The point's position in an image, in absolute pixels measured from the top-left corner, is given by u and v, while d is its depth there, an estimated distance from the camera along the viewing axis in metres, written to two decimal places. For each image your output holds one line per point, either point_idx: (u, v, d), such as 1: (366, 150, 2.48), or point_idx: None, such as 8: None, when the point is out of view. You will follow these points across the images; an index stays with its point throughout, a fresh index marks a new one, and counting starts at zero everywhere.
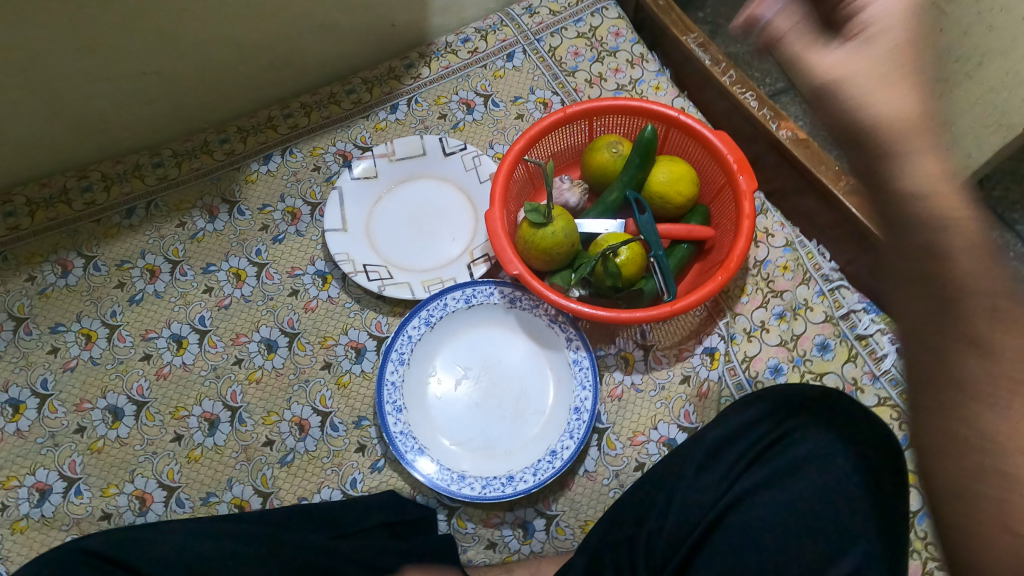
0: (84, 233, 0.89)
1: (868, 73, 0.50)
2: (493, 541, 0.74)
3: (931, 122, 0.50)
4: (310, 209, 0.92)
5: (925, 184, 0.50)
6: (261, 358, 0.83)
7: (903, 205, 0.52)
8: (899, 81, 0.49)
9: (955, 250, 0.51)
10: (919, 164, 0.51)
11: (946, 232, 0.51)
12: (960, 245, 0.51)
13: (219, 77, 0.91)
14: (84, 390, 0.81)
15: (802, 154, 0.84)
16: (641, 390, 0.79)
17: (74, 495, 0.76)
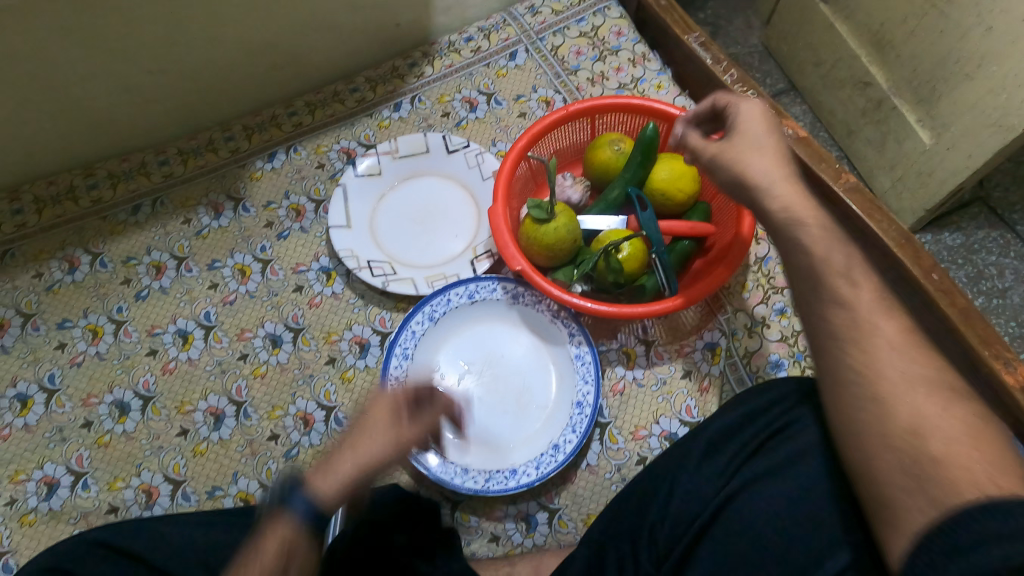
0: (91, 229, 0.90)
1: (744, 147, 0.60)
2: (496, 534, 0.75)
3: (787, 169, 0.59)
4: (314, 206, 0.92)
5: (783, 207, 0.57)
6: (266, 353, 0.84)
7: (770, 219, 0.58)
8: (761, 137, 0.60)
9: (814, 248, 0.54)
10: (774, 193, 0.57)
11: (798, 232, 0.55)
12: (817, 241, 0.54)
13: (225, 75, 0.92)
14: (90, 385, 0.81)
15: (803, 152, 0.86)
16: (643, 385, 0.80)
17: (81, 489, 0.77)
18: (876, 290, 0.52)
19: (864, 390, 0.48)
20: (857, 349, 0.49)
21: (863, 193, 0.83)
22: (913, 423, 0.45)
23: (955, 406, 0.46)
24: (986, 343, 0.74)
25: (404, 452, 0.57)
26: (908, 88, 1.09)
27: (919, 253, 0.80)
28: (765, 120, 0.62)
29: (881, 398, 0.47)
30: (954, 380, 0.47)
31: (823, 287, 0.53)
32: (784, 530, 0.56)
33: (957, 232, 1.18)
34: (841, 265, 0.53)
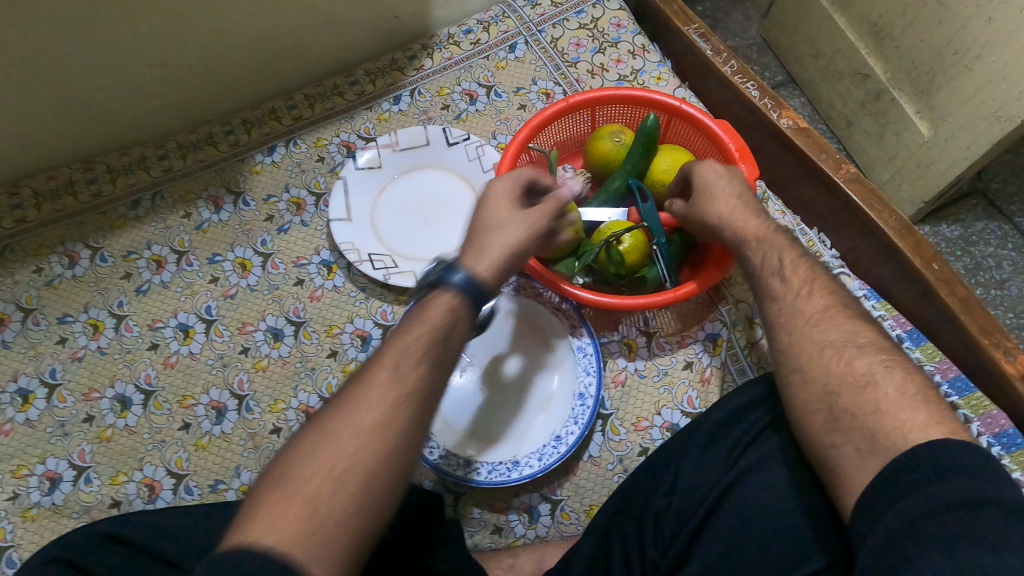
0: (91, 224, 0.90)
1: (704, 191, 0.71)
2: (499, 526, 0.75)
3: (741, 205, 0.69)
4: (314, 200, 0.92)
5: (731, 231, 0.68)
6: (268, 347, 0.84)
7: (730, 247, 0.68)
8: (718, 183, 0.70)
9: (761, 262, 0.64)
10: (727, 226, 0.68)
11: (747, 251, 0.66)
12: (758, 254, 0.65)
13: (224, 67, 0.91)
14: (92, 380, 0.81)
15: (803, 142, 0.86)
16: (644, 376, 0.80)
17: (84, 483, 0.77)
18: (805, 278, 0.61)
19: (793, 364, 0.56)
20: (785, 332, 0.58)
21: (863, 183, 0.83)
22: (828, 383, 0.53)
23: (859, 359, 0.54)
24: (986, 332, 0.76)
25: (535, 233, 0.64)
26: (907, 80, 1.09)
27: (919, 243, 0.79)
28: (722, 168, 0.72)
29: (804, 369, 0.55)
30: (862, 338, 0.55)
31: (763, 287, 0.63)
32: (786, 518, 0.56)
33: (956, 223, 1.18)
34: (776, 266, 0.63)
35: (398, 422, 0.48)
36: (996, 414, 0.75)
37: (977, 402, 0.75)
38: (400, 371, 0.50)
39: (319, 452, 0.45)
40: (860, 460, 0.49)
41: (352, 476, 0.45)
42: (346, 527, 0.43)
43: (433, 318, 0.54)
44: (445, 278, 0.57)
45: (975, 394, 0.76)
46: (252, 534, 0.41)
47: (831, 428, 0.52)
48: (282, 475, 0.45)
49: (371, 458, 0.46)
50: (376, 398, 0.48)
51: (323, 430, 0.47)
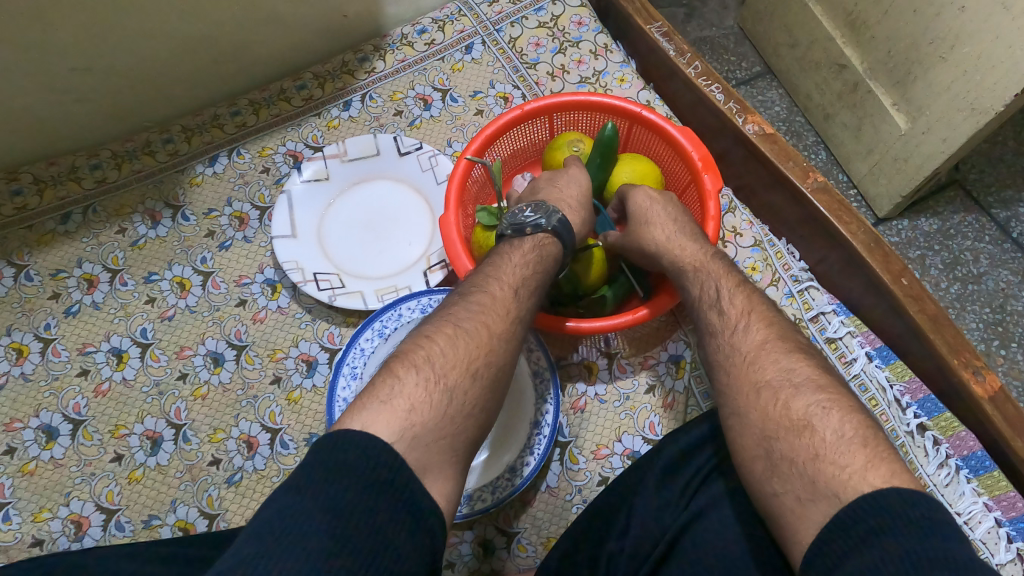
0: (15, 240, 0.84)
1: (637, 221, 0.71)
2: (452, 561, 0.70)
3: (678, 230, 0.69)
4: (258, 214, 0.87)
5: (671, 261, 0.68)
6: (207, 373, 0.79)
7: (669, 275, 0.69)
8: (654, 211, 0.70)
9: (699, 292, 0.65)
10: (666, 257, 0.68)
11: (684, 278, 0.67)
12: (697, 285, 0.66)
13: (156, 68, 0.85)
14: (14, 409, 0.77)
15: (768, 149, 0.83)
16: (605, 401, 0.76)
17: (2, 521, 0.72)
18: (742, 309, 0.61)
19: (730, 408, 0.55)
20: (723, 373, 0.57)
21: (831, 193, 0.80)
22: (764, 427, 0.52)
23: (796, 399, 0.52)
24: (955, 351, 0.73)
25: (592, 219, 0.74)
26: (883, 71, 1.05)
27: (887, 257, 0.76)
28: (654, 195, 0.72)
29: (739, 412, 0.54)
30: (799, 375, 0.53)
31: (703, 321, 0.63)
32: (733, 564, 0.52)
33: (934, 216, 1.15)
34: (712, 297, 0.63)
35: (509, 348, 0.57)
36: (965, 436, 0.73)
37: (945, 423, 0.74)
38: (510, 305, 0.59)
39: (448, 353, 0.52)
40: (802, 508, 0.47)
41: (483, 370, 0.53)
42: (464, 424, 0.50)
43: (541, 260, 0.65)
44: (559, 230, 0.65)
45: (944, 415, 0.74)
46: (393, 413, 0.47)
47: (773, 475, 0.49)
48: (417, 361, 0.51)
49: (488, 371, 0.54)
50: (493, 323, 0.56)
51: (454, 330, 0.54)
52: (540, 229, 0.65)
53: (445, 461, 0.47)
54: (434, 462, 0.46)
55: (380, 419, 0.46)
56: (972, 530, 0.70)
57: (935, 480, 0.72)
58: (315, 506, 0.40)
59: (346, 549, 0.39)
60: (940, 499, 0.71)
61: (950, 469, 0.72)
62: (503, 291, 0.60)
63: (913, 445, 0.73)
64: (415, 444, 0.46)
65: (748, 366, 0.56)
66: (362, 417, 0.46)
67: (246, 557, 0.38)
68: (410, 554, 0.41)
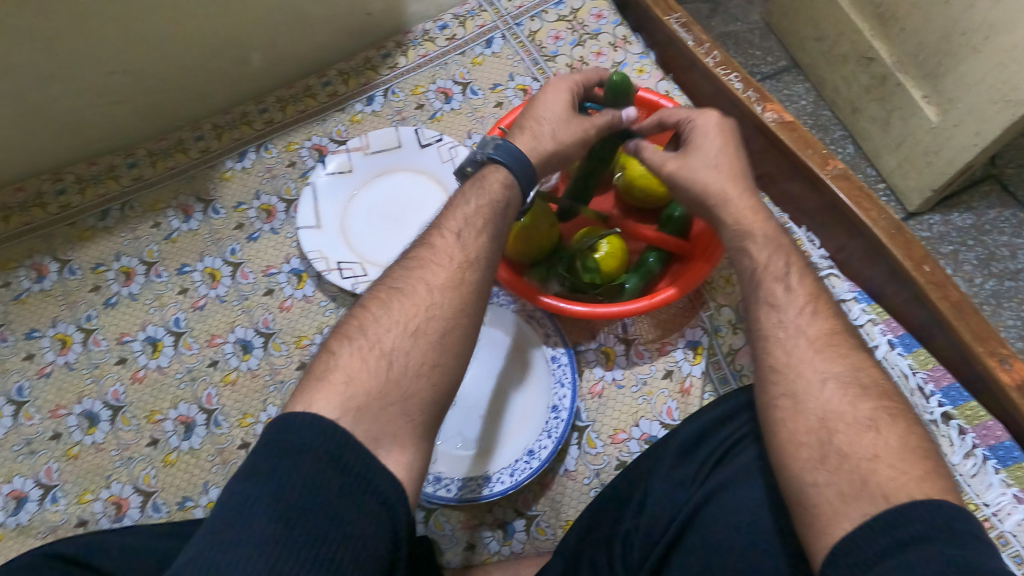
0: (59, 236, 0.88)
1: (704, 161, 0.64)
2: (472, 543, 0.72)
3: (744, 183, 0.64)
4: (285, 206, 0.90)
5: (735, 227, 0.62)
6: (236, 359, 0.82)
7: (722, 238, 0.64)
8: (722, 154, 0.65)
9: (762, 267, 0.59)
10: (730, 215, 0.63)
11: (748, 245, 0.61)
12: (765, 252, 0.60)
13: (191, 72, 0.88)
14: (59, 396, 0.80)
15: (788, 137, 0.82)
16: (622, 386, 0.77)
17: (50, 502, 0.76)
18: (809, 295, 0.57)
19: (782, 387, 0.52)
20: (781, 350, 0.54)
21: (851, 179, 0.79)
22: (824, 416, 0.50)
23: (864, 401, 0.50)
24: (980, 338, 0.71)
25: (585, 139, 0.69)
26: (913, 63, 1.04)
27: (909, 244, 0.75)
28: (712, 131, 0.66)
29: (795, 393, 0.51)
30: (865, 376, 0.52)
31: (765, 291, 0.58)
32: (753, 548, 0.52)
33: (968, 212, 1.13)
34: (780, 271, 0.59)
35: (453, 292, 0.54)
36: (992, 425, 0.71)
37: (970, 412, 0.72)
38: (454, 250, 0.57)
39: (383, 318, 0.52)
40: (842, 505, 0.46)
41: (423, 329, 0.52)
42: (414, 385, 0.49)
43: (489, 202, 0.62)
44: (495, 154, 0.65)
45: (969, 404, 0.73)
46: (331, 389, 0.47)
47: (816, 465, 0.48)
48: (354, 333, 0.51)
49: (432, 325, 0.52)
50: (432, 275, 0.55)
51: (391, 296, 0.54)
52: (483, 163, 0.66)
53: (400, 427, 0.47)
54: (387, 430, 0.46)
55: (321, 398, 0.47)
56: (1001, 522, 0.68)
57: (960, 471, 0.71)
58: (262, 488, 0.41)
59: (298, 529, 0.39)
60: (965, 489, 0.70)
61: (977, 460, 0.70)
62: (443, 240, 0.58)
63: (937, 434, 0.72)
64: (360, 416, 0.46)
65: (815, 351, 0.53)
66: (299, 402, 0.47)
67: (203, 546, 0.39)
68: (365, 527, 0.41)
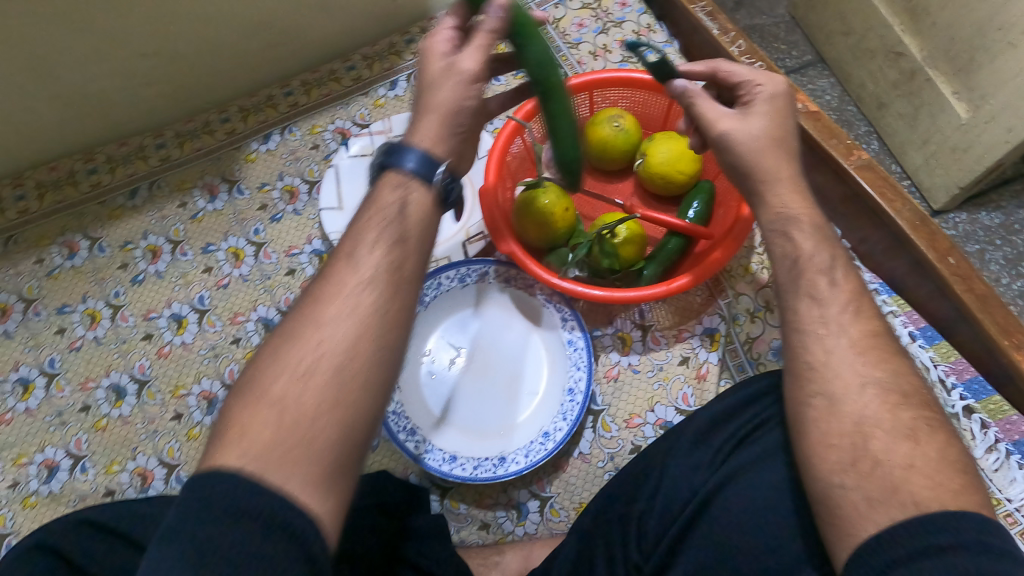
0: (90, 215, 0.90)
1: (773, 130, 0.59)
2: (487, 522, 0.73)
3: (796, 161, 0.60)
4: (308, 187, 0.91)
5: (777, 210, 0.58)
6: (258, 337, 0.83)
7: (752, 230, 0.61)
8: (786, 127, 0.60)
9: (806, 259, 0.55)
10: (779, 191, 0.58)
11: (794, 231, 0.57)
12: (811, 240, 0.56)
13: (220, 55, 0.89)
14: (88, 369, 0.83)
15: (812, 127, 0.81)
16: (639, 371, 0.77)
17: (80, 472, 0.78)
18: (853, 292, 0.54)
19: (817, 386, 0.50)
20: (820, 347, 0.51)
21: (876, 170, 0.78)
22: (861, 420, 0.47)
23: (903, 409, 0.48)
24: (1006, 332, 0.70)
25: (472, 80, 0.55)
26: (944, 58, 1.02)
27: (934, 235, 0.74)
28: (776, 100, 0.60)
29: (832, 395, 0.48)
30: (907, 384, 0.49)
31: (806, 283, 0.54)
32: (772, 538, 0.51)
33: (996, 210, 1.11)
34: (824, 264, 0.55)
35: (346, 322, 0.46)
36: (1016, 420, 0.70)
37: (994, 406, 0.71)
38: (348, 275, 0.49)
39: (274, 364, 0.45)
40: (868, 509, 0.44)
41: (318, 365, 0.45)
42: (321, 421, 0.43)
43: (380, 209, 0.52)
44: (389, 162, 0.54)
45: (993, 398, 0.71)
46: (230, 443, 0.42)
47: (845, 468, 0.46)
48: (249, 384, 0.45)
49: (325, 363, 0.45)
50: (324, 306, 0.48)
51: (285, 336, 0.47)
52: (380, 175, 0.55)
53: (308, 463, 0.41)
54: (292, 471, 0.40)
55: (220, 455, 0.41)
56: None
57: (982, 465, 0.69)
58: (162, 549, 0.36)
59: None
60: (987, 484, 0.68)
61: (999, 454, 0.69)
62: (335, 266, 0.50)
63: (959, 428, 0.70)
64: (262, 463, 0.40)
65: (856, 353, 0.50)
66: (206, 460, 0.42)
67: None
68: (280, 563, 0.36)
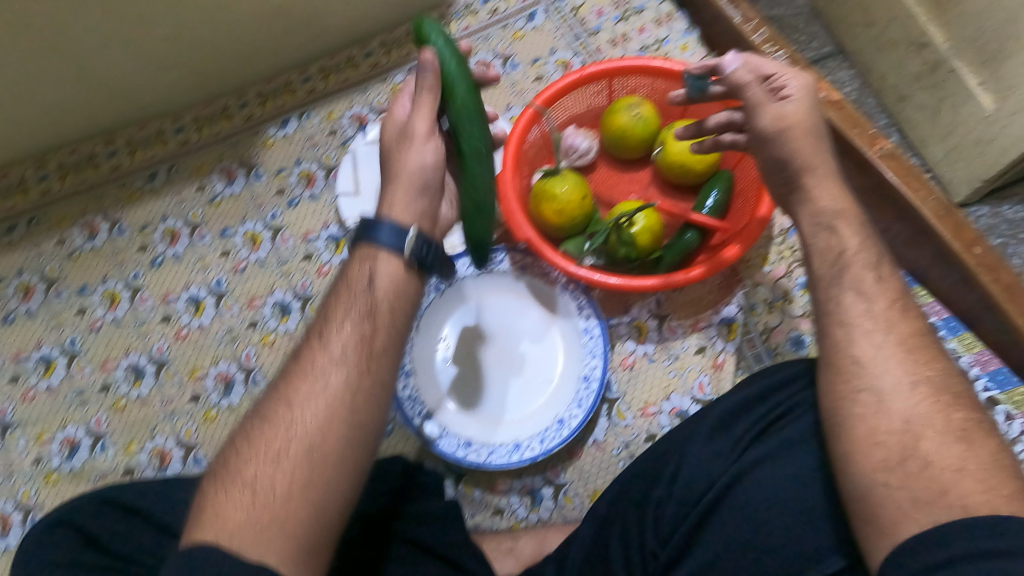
0: (109, 197, 0.91)
1: (818, 120, 0.59)
2: (500, 508, 0.73)
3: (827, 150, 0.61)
4: (325, 173, 0.91)
5: (821, 206, 0.58)
6: (275, 322, 0.84)
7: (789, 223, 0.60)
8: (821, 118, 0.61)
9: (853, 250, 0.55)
10: (819, 185, 0.58)
11: (838, 225, 0.57)
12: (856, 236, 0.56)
13: (242, 40, 0.88)
14: (108, 349, 0.84)
15: (834, 116, 0.80)
16: (654, 360, 0.77)
17: (100, 450, 0.80)
18: (899, 290, 0.54)
19: (863, 381, 0.49)
20: (868, 342, 0.50)
21: (899, 159, 0.78)
22: (910, 418, 0.47)
23: (955, 409, 0.48)
24: None
25: (414, 134, 0.57)
26: (970, 49, 1.01)
27: (959, 226, 0.73)
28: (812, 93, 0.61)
29: (880, 391, 0.48)
30: (959, 386, 0.49)
31: (852, 275, 0.54)
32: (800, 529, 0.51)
33: (1019, 204, 1.10)
34: (873, 259, 0.55)
35: (316, 403, 0.49)
36: None
37: (1020, 398, 0.71)
38: (321, 357, 0.51)
39: (252, 443, 0.48)
40: (913, 509, 0.44)
41: (292, 446, 0.47)
42: (294, 503, 0.46)
43: (354, 285, 0.54)
44: (358, 235, 0.56)
45: (1018, 389, 0.71)
46: (209, 523, 0.45)
47: (890, 466, 0.46)
48: (228, 463, 0.48)
49: (296, 446, 0.48)
50: (299, 388, 0.50)
51: (263, 416, 0.50)
52: (354, 244, 0.56)
53: (282, 544, 0.45)
54: (266, 551, 0.44)
55: (200, 533, 0.45)
56: None
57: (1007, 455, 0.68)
58: None
59: None
60: None
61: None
62: (311, 343, 0.52)
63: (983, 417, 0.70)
64: (237, 544, 0.44)
65: (904, 350, 0.50)
66: (188, 536, 0.46)
67: None
68: None
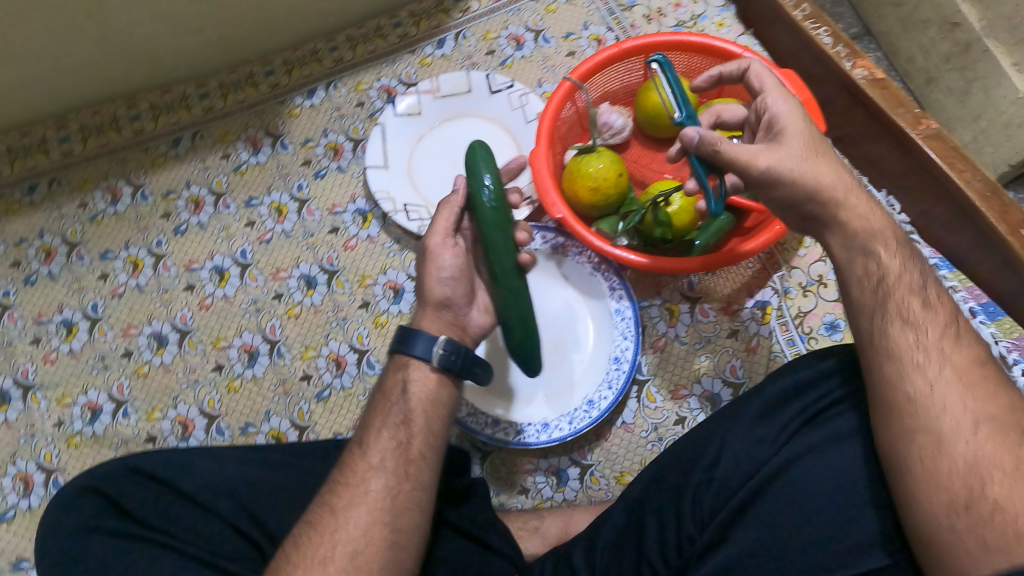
0: (132, 161, 0.90)
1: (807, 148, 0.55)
2: (526, 487, 0.73)
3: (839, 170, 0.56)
4: (352, 145, 0.90)
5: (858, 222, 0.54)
6: (301, 295, 0.83)
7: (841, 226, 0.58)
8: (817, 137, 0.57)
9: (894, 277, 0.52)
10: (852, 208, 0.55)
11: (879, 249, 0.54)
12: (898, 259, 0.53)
13: (270, 8, 0.85)
14: (131, 316, 0.83)
15: (877, 95, 0.78)
16: (685, 342, 0.76)
17: (122, 416, 0.80)
18: (949, 316, 0.52)
19: (922, 421, 0.48)
20: (921, 377, 0.49)
21: (945, 140, 0.75)
22: (975, 461, 0.45)
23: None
24: None
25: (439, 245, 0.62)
26: (1005, 28, 0.97)
27: (1006, 208, 0.71)
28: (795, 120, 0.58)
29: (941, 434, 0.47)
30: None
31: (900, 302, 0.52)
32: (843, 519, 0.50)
33: None
34: (917, 283, 0.53)
35: (358, 511, 0.52)
36: None
37: None
38: (359, 467, 0.54)
39: (295, 550, 0.51)
40: (983, 553, 0.43)
41: (334, 551, 0.50)
42: None
43: (389, 396, 0.58)
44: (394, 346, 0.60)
45: None
46: None
47: (955, 510, 0.44)
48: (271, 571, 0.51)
49: (341, 551, 0.50)
50: (339, 498, 0.53)
51: (305, 526, 0.52)
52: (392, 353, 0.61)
53: None
54: None
55: None
56: None
57: None
58: None
59: None
60: None
61: None
62: (351, 454, 0.56)
63: None
64: None
65: (963, 385, 0.48)
66: None
67: None
68: None
